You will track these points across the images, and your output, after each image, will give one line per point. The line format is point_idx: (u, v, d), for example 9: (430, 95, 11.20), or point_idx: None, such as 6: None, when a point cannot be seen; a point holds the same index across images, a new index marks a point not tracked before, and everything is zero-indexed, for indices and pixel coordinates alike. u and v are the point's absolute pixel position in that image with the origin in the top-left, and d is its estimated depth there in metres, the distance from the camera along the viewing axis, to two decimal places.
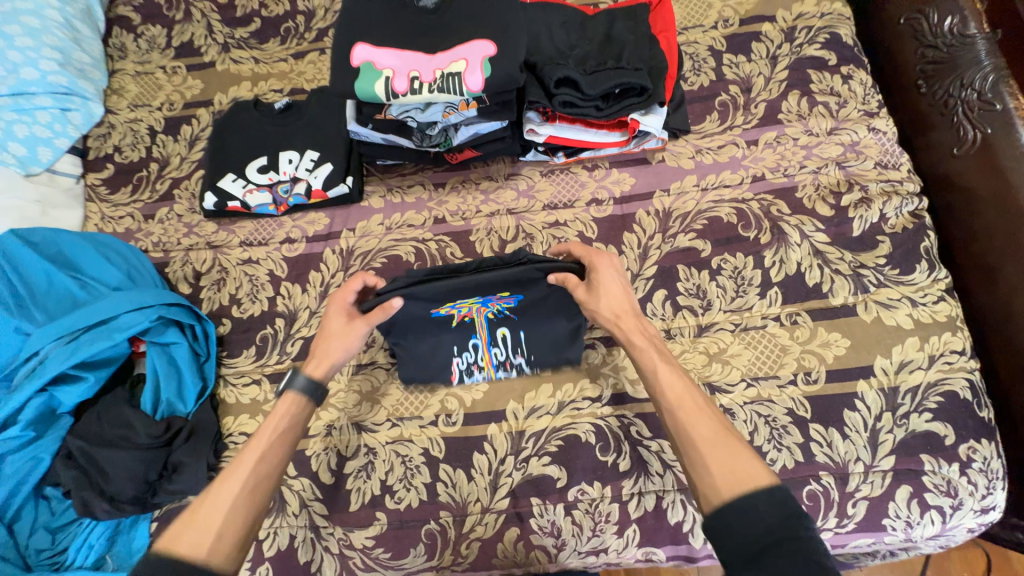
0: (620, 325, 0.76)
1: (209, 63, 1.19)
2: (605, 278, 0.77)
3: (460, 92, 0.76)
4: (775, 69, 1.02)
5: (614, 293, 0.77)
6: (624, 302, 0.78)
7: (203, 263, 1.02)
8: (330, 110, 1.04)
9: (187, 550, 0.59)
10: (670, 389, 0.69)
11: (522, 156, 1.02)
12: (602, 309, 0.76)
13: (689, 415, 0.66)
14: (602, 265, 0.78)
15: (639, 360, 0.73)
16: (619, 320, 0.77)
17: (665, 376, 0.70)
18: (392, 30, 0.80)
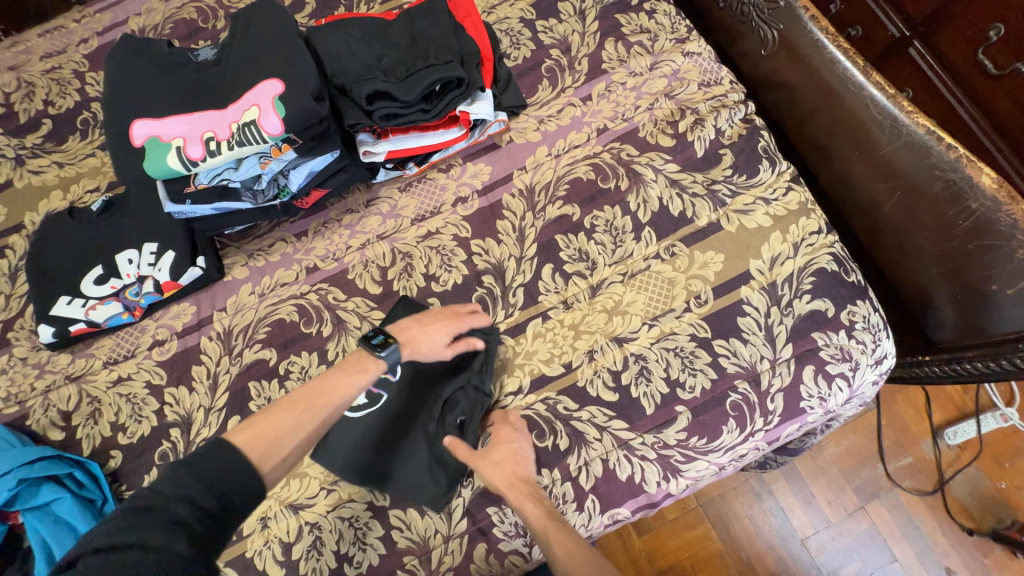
0: (516, 496, 0.77)
1: (5, 183, 1.05)
2: (501, 446, 0.81)
3: (262, 140, 0.71)
4: (586, 23, 1.04)
5: (503, 454, 0.80)
6: (515, 469, 0.79)
7: (68, 401, 0.91)
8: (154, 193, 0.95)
9: (244, 449, 0.64)
10: (570, 563, 0.70)
11: (374, 179, 0.98)
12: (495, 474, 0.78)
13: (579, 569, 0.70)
14: (506, 431, 0.82)
15: (537, 531, 0.74)
16: (513, 490, 0.77)
17: (559, 543, 0.72)
18: (171, 97, 0.74)
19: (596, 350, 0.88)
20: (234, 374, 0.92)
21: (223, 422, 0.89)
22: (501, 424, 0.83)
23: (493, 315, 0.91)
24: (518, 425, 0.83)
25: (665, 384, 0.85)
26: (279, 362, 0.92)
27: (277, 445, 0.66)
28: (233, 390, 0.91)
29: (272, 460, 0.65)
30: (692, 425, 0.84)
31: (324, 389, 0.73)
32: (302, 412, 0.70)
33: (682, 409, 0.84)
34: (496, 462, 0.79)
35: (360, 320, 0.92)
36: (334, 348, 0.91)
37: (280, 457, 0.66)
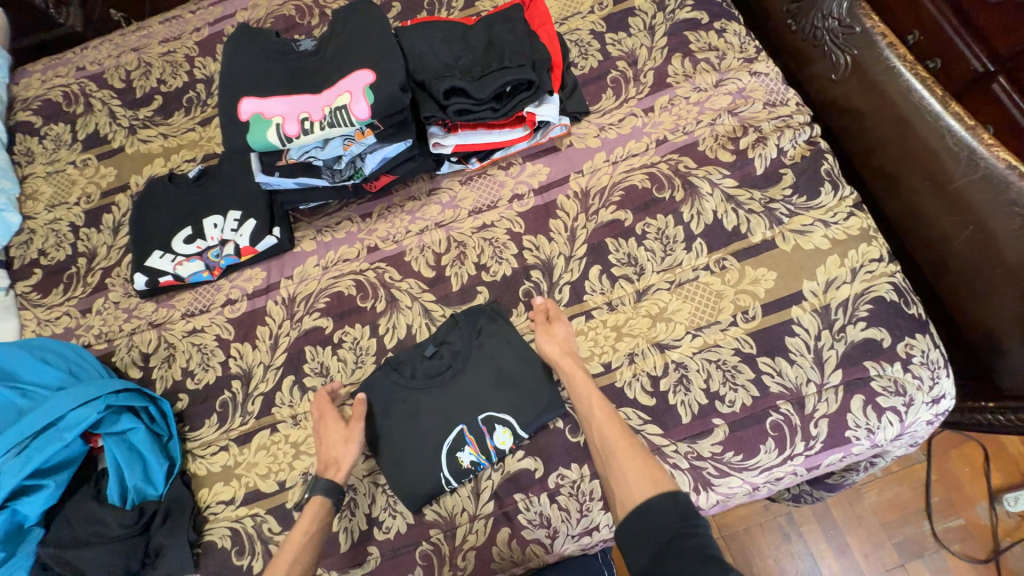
0: (565, 366, 0.84)
1: (118, 148, 1.19)
2: (559, 327, 0.89)
3: (350, 123, 0.78)
4: (655, 38, 1.07)
5: (559, 332, 0.89)
6: (567, 347, 0.87)
7: (149, 344, 1.02)
8: (243, 166, 1.05)
9: None
10: (605, 425, 0.77)
11: (438, 170, 1.04)
12: (550, 345, 0.87)
13: (614, 434, 0.75)
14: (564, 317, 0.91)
15: (579, 395, 0.81)
16: (562, 360, 0.85)
17: (598, 405, 0.79)
18: (275, 80, 0.83)
19: (636, 354, 0.89)
20: (294, 337, 0.99)
21: (279, 380, 0.96)
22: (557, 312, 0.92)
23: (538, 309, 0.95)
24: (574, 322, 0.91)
25: (704, 395, 0.85)
26: (334, 331, 0.98)
27: None
28: (290, 352, 0.98)
29: None
30: (729, 440, 0.83)
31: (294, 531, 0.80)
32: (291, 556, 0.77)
33: (719, 422, 0.84)
34: (555, 338, 0.88)
35: (412, 301, 0.98)
36: (385, 324, 0.97)
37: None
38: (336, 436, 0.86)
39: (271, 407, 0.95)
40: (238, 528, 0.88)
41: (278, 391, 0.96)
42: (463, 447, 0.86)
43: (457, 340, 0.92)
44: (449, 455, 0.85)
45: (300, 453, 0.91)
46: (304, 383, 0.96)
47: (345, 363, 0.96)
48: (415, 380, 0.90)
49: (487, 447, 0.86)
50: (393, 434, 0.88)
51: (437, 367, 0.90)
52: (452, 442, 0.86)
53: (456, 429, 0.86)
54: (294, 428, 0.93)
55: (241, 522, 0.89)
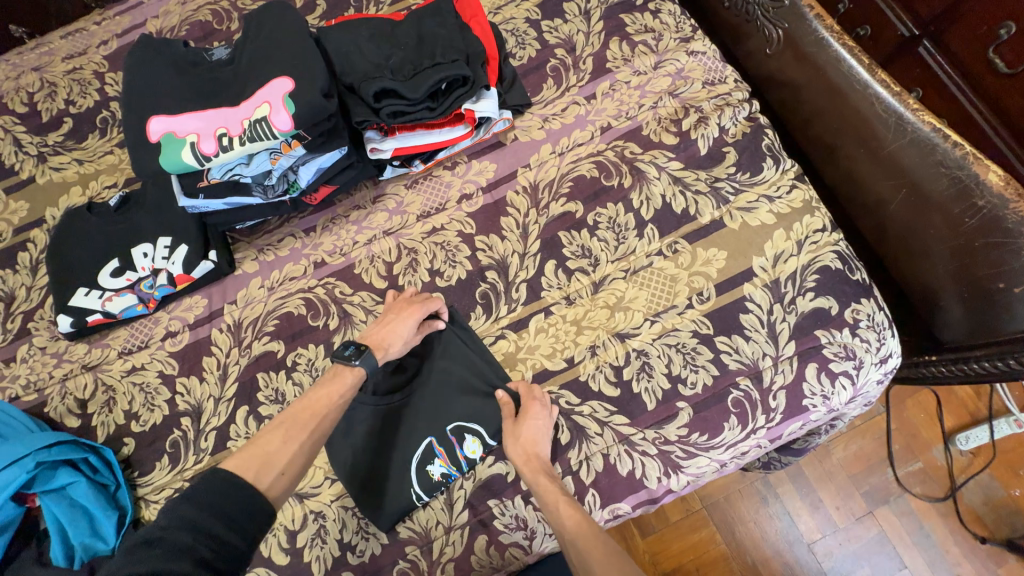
0: (531, 471, 0.78)
1: (28, 179, 1.09)
2: (524, 421, 0.81)
3: (273, 136, 0.73)
4: (591, 23, 1.05)
5: (526, 429, 0.80)
6: (534, 446, 0.80)
7: (85, 389, 0.94)
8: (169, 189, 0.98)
9: (254, 476, 0.66)
10: (578, 535, 0.70)
11: (381, 176, 1.00)
12: (513, 446, 0.79)
13: (586, 542, 0.69)
14: (534, 406, 0.82)
15: (547, 503, 0.75)
16: (525, 465, 0.78)
17: (569, 515, 0.72)
18: (186, 96, 0.77)
19: (597, 346, 0.88)
20: (243, 365, 0.94)
21: (232, 412, 0.91)
22: (528, 397, 0.84)
23: (496, 310, 0.93)
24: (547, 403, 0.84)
25: (666, 380, 0.86)
26: (286, 354, 0.94)
27: (271, 461, 0.69)
28: (242, 381, 0.93)
29: (269, 473, 0.68)
30: (694, 422, 0.84)
31: (333, 388, 0.78)
32: (288, 428, 0.73)
33: (683, 405, 0.85)
34: (519, 436, 0.80)
35: (365, 314, 0.94)
36: (340, 342, 0.93)
37: (280, 470, 0.69)
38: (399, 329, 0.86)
39: (227, 441, 0.90)
40: None
41: (232, 423, 0.91)
42: (433, 459, 0.84)
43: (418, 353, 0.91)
44: (418, 468, 0.84)
45: None
46: (259, 412, 0.91)
47: (301, 387, 0.92)
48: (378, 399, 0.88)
49: (457, 457, 0.85)
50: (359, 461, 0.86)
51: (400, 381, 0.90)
52: (422, 455, 0.85)
53: (425, 440, 0.85)
54: None
55: None
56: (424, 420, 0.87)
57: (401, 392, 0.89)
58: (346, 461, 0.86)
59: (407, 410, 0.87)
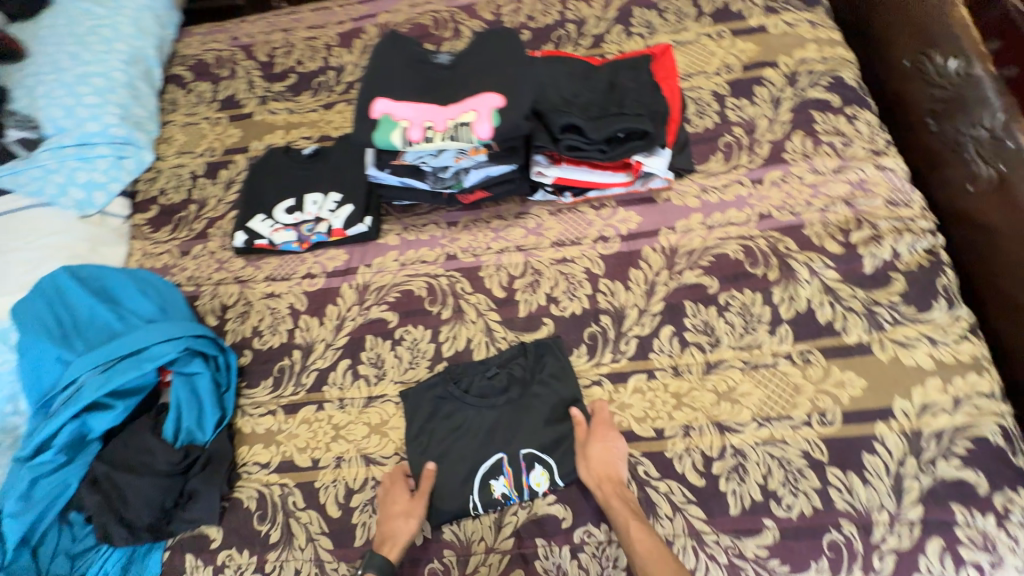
0: (606, 493, 0.79)
1: (249, 114, 1.31)
2: (597, 443, 0.84)
3: (470, 140, 0.81)
4: (778, 111, 1.05)
5: (598, 449, 0.83)
6: (608, 467, 0.82)
7: (230, 297, 1.09)
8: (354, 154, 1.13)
9: None
10: (649, 560, 0.72)
11: (531, 197, 1.06)
12: (585, 464, 0.82)
13: (657, 568, 0.71)
14: (606, 431, 0.85)
15: (620, 526, 0.76)
16: (602, 485, 0.80)
17: (641, 539, 0.74)
18: (408, 87, 0.87)
19: (693, 427, 0.84)
20: (358, 323, 1.02)
21: (336, 360, 1.00)
22: (602, 422, 0.86)
23: (600, 354, 0.93)
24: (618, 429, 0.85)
25: (759, 491, 0.79)
26: (397, 326, 1.01)
27: None
28: (352, 336, 1.01)
29: None
30: (778, 547, 0.76)
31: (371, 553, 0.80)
32: None
33: (770, 524, 0.78)
34: (592, 456, 0.83)
35: (477, 316, 0.99)
36: (447, 333, 0.98)
37: None
38: (398, 507, 0.84)
39: (323, 384, 0.98)
40: (265, 493, 0.91)
41: (333, 370, 0.99)
42: (498, 475, 0.85)
43: (521, 366, 0.92)
44: (483, 478, 0.85)
45: (340, 436, 0.94)
46: (357, 369, 0.98)
47: (400, 361, 0.98)
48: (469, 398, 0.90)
49: (522, 484, 0.84)
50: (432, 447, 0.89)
51: (495, 388, 0.91)
52: (489, 467, 0.86)
53: (495, 455, 0.86)
54: (339, 411, 0.96)
55: (269, 488, 0.92)
56: (502, 435, 0.87)
57: (491, 400, 0.90)
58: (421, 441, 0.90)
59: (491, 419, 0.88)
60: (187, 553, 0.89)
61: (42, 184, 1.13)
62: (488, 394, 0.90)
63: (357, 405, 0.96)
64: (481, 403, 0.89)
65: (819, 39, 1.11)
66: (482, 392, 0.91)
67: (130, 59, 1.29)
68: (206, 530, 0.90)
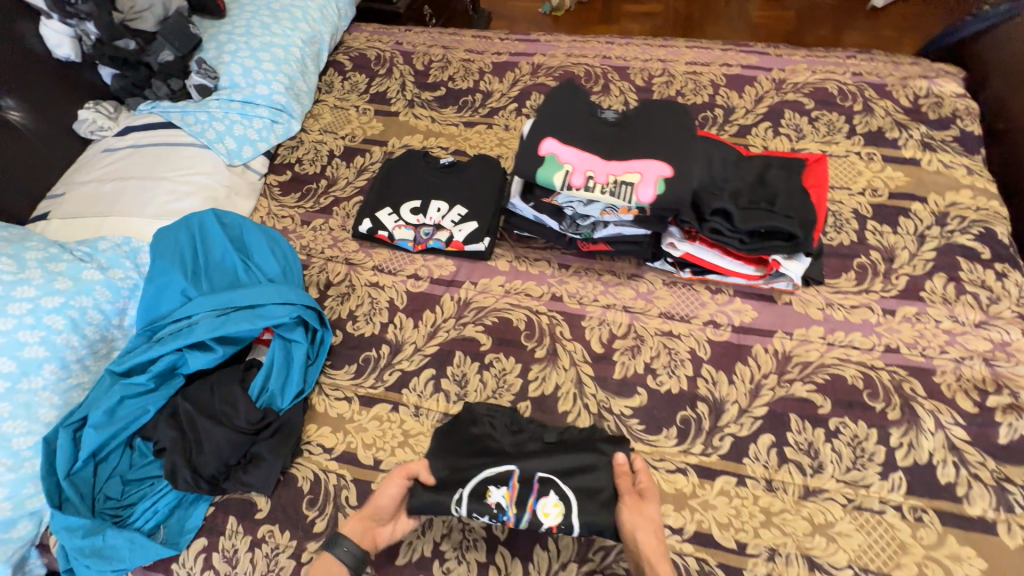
0: (660, 564, 0.71)
1: (394, 112, 1.39)
2: (650, 506, 0.77)
3: (629, 200, 0.83)
4: (922, 247, 1.02)
5: (650, 512, 0.76)
6: (658, 536, 0.74)
7: (336, 275, 1.12)
8: (494, 179, 1.16)
9: None
10: None
11: (649, 262, 1.06)
12: (640, 529, 0.74)
13: None
14: (650, 493, 0.78)
15: None
16: (654, 554, 0.72)
17: None
18: (576, 134, 0.91)
19: (779, 552, 0.78)
20: (451, 336, 1.03)
21: (421, 367, 1.00)
22: (643, 482, 0.79)
23: (690, 442, 0.88)
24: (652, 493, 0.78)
25: None
26: (488, 351, 1.00)
27: None
28: (442, 348, 1.02)
29: None
30: None
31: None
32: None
33: None
34: (646, 520, 0.75)
35: (570, 364, 0.98)
36: (536, 373, 0.97)
37: None
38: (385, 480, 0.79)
39: (403, 387, 0.98)
40: (321, 479, 0.90)
41: (416, 376, 0.99)
42: (501, 484, 0.78)
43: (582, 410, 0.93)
44: (484, 481, 0.79)
45: (407, 444, 0.92)
46: (440, 382, 0.98)
47: (484, 386, 0.97)
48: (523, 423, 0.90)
49: (525, 505, 0.76)
50: (457, 446, 0.85)
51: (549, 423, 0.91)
52: (495, 473, 0.80)
53: (507, 464, 0.80)
54: (411, 418, 0.95)
55: (326, 474, 0.91)
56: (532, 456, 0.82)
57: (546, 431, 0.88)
58: (448, 438, 0.87)
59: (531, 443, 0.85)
60: (232, 515, 0.88)
61: (205, 129, 1.23)
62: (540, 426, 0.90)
63: (431, 418, 0.95)
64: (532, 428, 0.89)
65: (976, 186, 1.08)
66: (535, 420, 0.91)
67: (309, 40, 1.40)
68: (255, 497, 0.89)
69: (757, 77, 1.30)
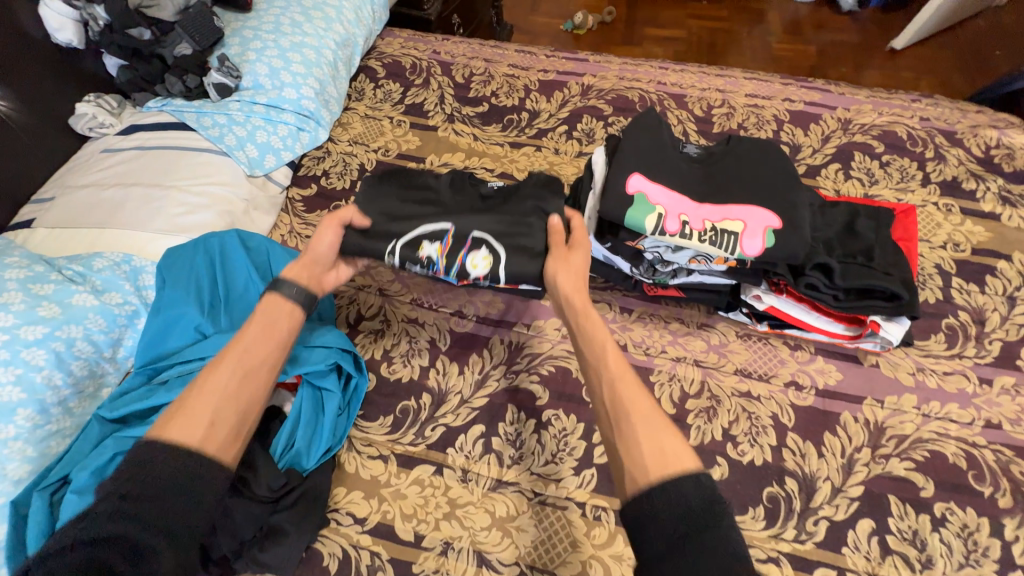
0: (582, 304, 0.69)
1: (432, 126, 1.27)
2: (580, 258, 0.75)
3: (731, 251, 0.74)
4: (1012, 310, 0.95)
5: (577, 259, 0.74)
6: (581, 279, 0.73)
7: (369, 308, 0.99)
8: (538, 172, 0.90)
9: (176, 437, 0.55)
10: (619, 376, 0.61)
11: (721, 311, 0.97)
12: (563, 272, 0.73)
13: (626, 388, 0.60)
14: (578, 250, 0.76)
15: (589, 330, 0.66)
16: (576, 294, 0.70)
17: (615, 357, 0.63)
18: (664, 170, 0.81)
19: None
20: (501, 386, 0.91)
21: (469, 422, 0.87)
22: (560, 247, 0.76)
23: (780, 525, 0.78)
24: (583, 246, 0.77)
25: None
26: (545, 406, 0.89)
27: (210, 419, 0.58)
28: (492, 399, 0.89)
29: (216, 437, 0.57)
30: None
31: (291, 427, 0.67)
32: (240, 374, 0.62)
33: None
34: (570, 266, 0.73)
35: None
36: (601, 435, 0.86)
37: (208, 424, 0.57)
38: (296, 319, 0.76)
39: (448, 445, 0.85)
40: (351, 558, 0.76)
41: (463, 433, 0.86)
42: (434, 240, 0.80)
43: (522, 190, 0.87)
44: (419, 236, 0.80)
45: (453, 515, 0.79)
46: (491, 442, 0.85)
47: (542, 449, 0.85)
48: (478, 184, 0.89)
49: (457, 257, 0.79)
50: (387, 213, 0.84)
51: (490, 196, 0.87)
52: (430, 230, 0.81)
53: (444, 223, 0.81)
54: (458, 484, 0.82)
55: (357, 552, 0.77)
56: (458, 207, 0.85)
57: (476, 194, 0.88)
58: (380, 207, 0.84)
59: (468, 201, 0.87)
60: None
61: (223, 133, 1.09)
62: (478, 200, 0.87)
63: (482, 486, 0.82)
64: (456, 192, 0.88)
65: None
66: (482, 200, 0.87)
67: (342, 42, 1.28)
68: None
69: (821, 116, 1.23)
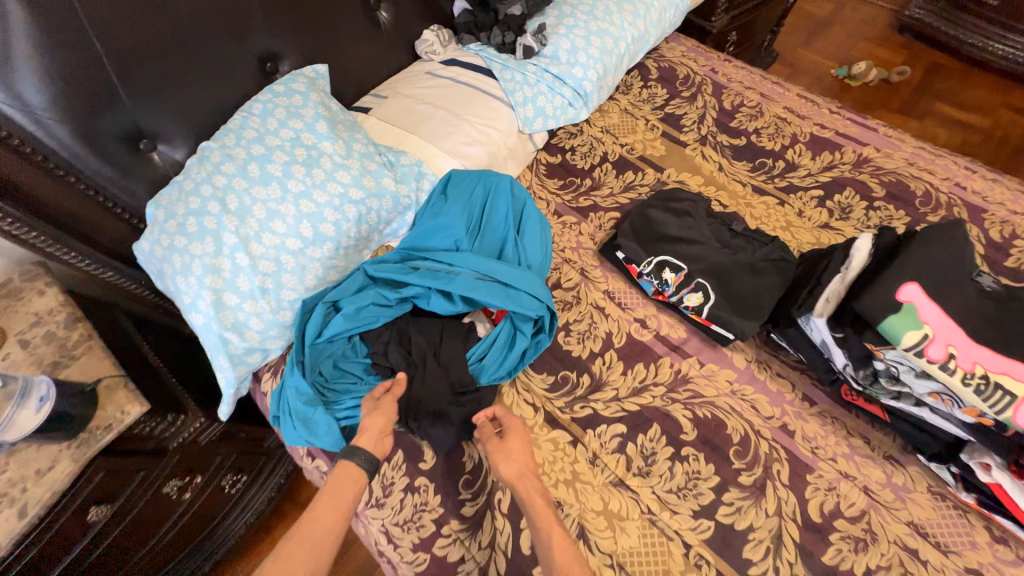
0: (527, 489, 0.81)
1: (682, 141, 1.30)
2: (513, 442, 0.85)
3: (999, 409, 0.67)
4: None
5: (516, 447, 0.85)
6: (526, 462, 0.83)
7: (568, 281, 1.09)
8: (778, 282, 0.99)
9: None
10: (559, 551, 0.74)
11: (921, 455, 0.87)
12: (506, 462, 0.82)
13: None
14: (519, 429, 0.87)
15: (540, 526, 0.77)
16: (520, 482, 0.81)
17: (558, 538, 0.75)
18: (948, 293, 0.75)
19: None
20: (655, 403, 0.95)
21: (614, 418, 0.94)
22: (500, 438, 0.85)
23: None
24: (522, 433, 0.87)
25: None
26: (688, 443, 0.91)
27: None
28: (642, 410, 0.94)
29: None
30: None
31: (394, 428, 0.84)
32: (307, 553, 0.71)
33: None
34: (510, 454, 0.83)
35: (775, 512, 0.85)
36: (732, 498, 0.86)
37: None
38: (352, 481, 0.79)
39: (589, 426, 0.93)
40: (482, 467, 0.91)
41: (606, 424, 0.93)
42: (673, 271, 1.02)
43: (754, 249, 1.04)
44: (664, 262, 1.03)
45: (572, 485, 0.88)
46: (627, 445, 0.91)
47: (670, 477, 0.88)
48: (722, 228, 1.08)
49: (681, 290, 1.01)
50: (647, 232, 1.09)
51: (732, 241, 1.06)
52: (672, 262, 1.03)
53: (683, 261, 1.03)
54: (586, 463, 0.90)
55: (488, 466, 0.91)
56: (698, 247, 1.05)
57: (718, 236, 1.07)
58: (645, 223, 1.10)
59: (712, 239, 1.07)
60: (399, 450, 0.92)
61: (516, 89, 1.26)
62: (717, 244, 1.06)
63: (604, 476, 0.89)
64: (702, 231, 1.08)
65: None
66: (719, 242, 1.06)
67: (636, 39, 1.36)
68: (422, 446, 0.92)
69: None
